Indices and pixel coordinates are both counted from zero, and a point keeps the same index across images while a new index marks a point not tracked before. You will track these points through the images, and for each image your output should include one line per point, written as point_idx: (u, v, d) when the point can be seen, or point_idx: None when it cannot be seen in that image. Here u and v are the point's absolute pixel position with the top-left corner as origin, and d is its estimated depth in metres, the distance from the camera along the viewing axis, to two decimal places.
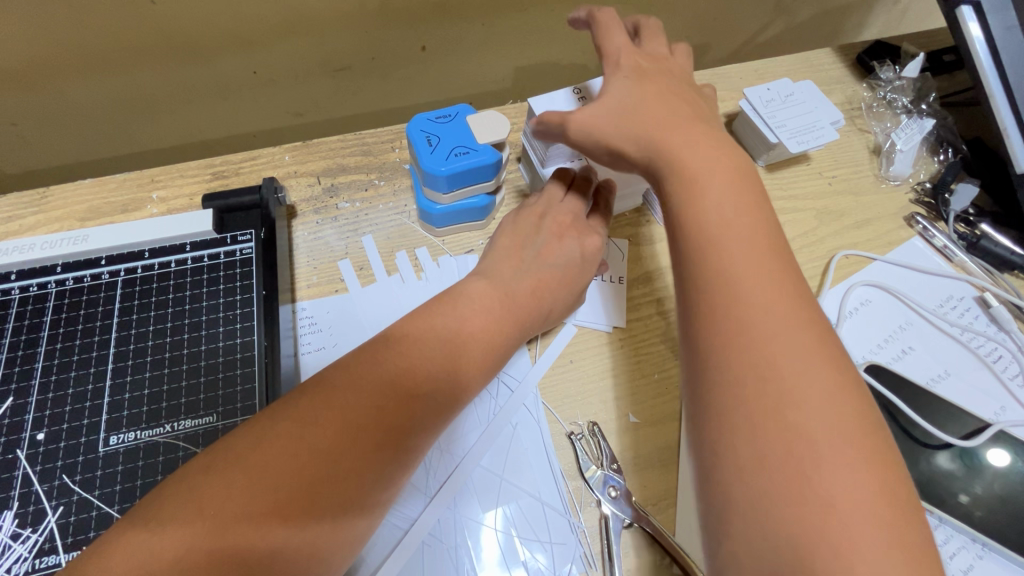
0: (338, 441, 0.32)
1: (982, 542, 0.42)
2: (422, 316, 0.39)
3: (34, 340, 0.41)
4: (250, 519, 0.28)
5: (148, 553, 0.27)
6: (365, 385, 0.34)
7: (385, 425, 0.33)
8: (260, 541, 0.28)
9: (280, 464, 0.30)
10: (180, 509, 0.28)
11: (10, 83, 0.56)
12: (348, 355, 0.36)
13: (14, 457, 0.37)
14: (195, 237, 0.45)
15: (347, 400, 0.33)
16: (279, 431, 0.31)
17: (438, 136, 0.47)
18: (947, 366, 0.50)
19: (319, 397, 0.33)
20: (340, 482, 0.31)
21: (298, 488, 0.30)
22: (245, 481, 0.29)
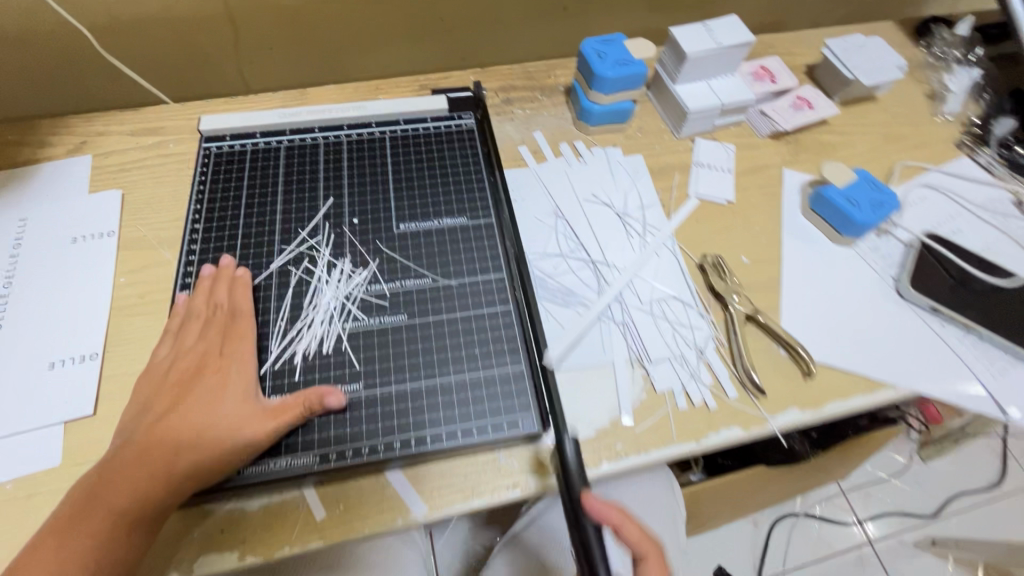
0: (142, 482, 0.39)
1: (1013, 353, 0.56)
2: (245, 374, 0.44)
3: (337, 167, 0.57)
4: (128, 462, 0.40)
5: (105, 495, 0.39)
6: (211, 425, 0.41)
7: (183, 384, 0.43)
8: (139, 473, 0.39)
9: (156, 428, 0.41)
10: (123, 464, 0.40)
11: (269, 15, 0.71)
12: (180, 348, 0.45)
13: (341, 230, 0.53)
14: (434, 113, 0.62)
15: (184, 368, 0.44)
16: (118, 465, 0.40)
17: (606, 52, 0.64)
18: (990, 243, 0.64)
19: (149, 430, 0.41)
20: (158, 434, 0.41)
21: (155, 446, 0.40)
22: (99, 519, 0.38)
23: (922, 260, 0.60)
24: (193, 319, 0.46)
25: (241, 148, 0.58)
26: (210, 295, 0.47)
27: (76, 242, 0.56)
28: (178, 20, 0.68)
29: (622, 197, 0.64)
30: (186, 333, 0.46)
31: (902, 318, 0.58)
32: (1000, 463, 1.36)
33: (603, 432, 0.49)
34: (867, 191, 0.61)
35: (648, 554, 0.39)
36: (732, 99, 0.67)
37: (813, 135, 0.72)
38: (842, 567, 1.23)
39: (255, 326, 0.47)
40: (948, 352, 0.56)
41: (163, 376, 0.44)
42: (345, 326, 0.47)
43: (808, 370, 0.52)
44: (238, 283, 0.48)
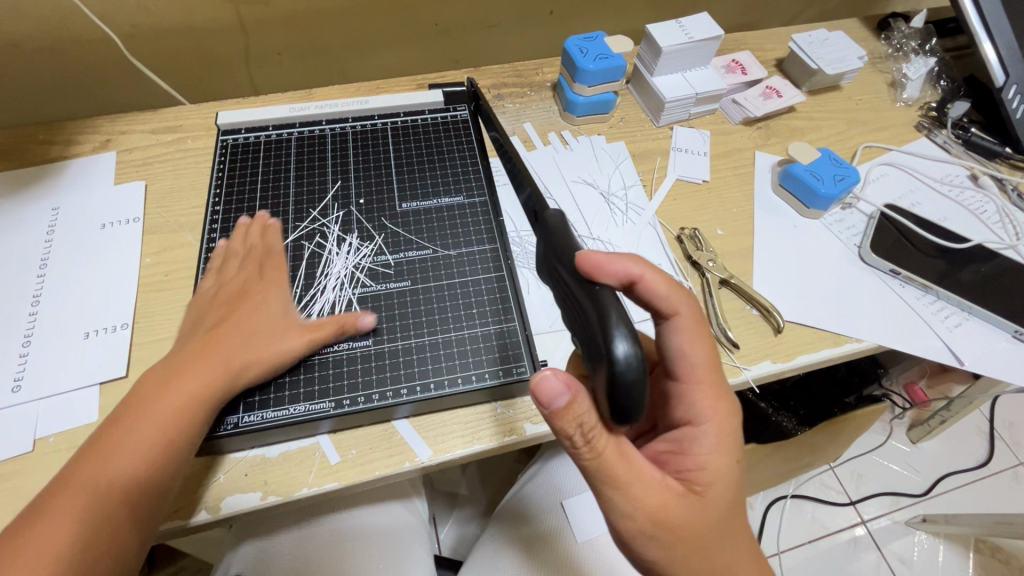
0: (198, 378, 0.44)
1: (966, 309, 0.61)
2: (280, 297, 0.51)
3: (343, 155, 0.63)
4: (179, 370, 0.45)
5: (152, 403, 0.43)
6: (259, 335, 0.47)
7: (229, 307, 0.49)
8: (190, 376, 0.44)
9: (204, 342, 0.47)
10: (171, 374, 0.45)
11: (276, 22, 0.77)
12: (224, 283, 0.52)
13: (349, 209, 0.59)
14: (431, 105, 0.68)
15: (226, 296, 0.50)
16: (177, 367, 0.45)
17: (587, 47, 0.70)
18: (946, 214, 0.69)
19: (196, 343, 0.46)
20: (206, 345, 0.46)
21: (203, 354, 0.46)
22: (148, 421, 0.42)
23: (882, 229, 0.66)
24: (234, 257, 0.53)
25: (256, 140, 0.64)
26: (245, 241, 0.55)
27: (104, 228, 0.61)
28: (193, 28, 0.74)
29: (606, 178, 0.69)
30: (227, 268, 0.53)
31: (864, 281, 0.63)
32: (987, 443, 1.40)
33: None
34: (830, 167, 0.66)
35: (680, 308, 0.39)
36: (705, 89, 0.73)
37: (782, 121, 0.77)
38: (836, 546, 1.27)
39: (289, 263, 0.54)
40: (907, 309, 0.61)
41: (207, 305, 0.50)
42: (355, 291, 0.53)
43: (778, 326, 0.57)
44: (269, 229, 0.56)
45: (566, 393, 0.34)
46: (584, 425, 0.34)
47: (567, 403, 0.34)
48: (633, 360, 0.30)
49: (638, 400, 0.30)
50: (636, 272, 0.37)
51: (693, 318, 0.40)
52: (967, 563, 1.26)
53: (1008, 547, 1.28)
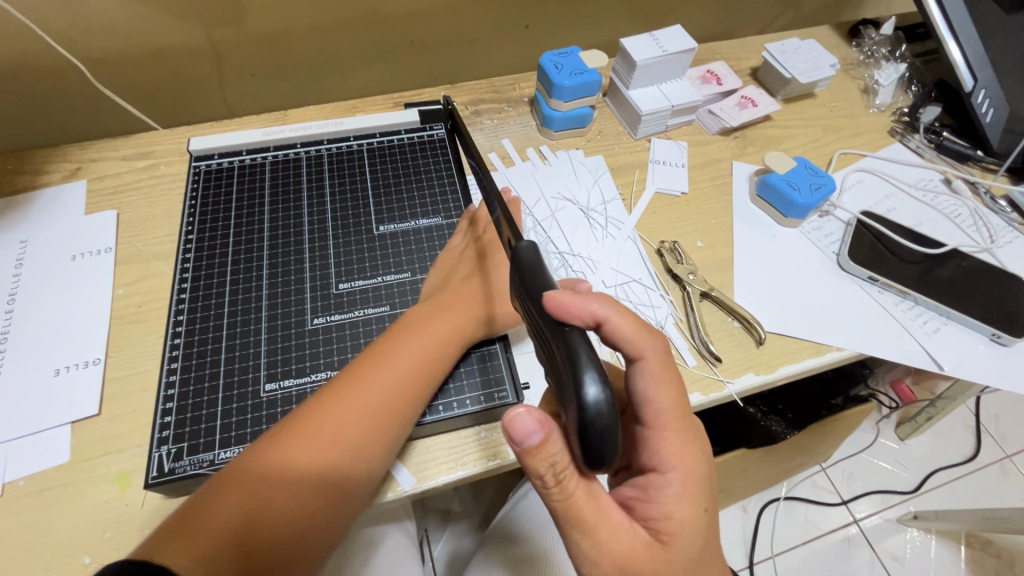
0: (429, 349, 0.48)
1: (944, 314, 0.61)
2: (504, 279, 0.55)
3: (320, 178, 0.62)
4: (416, 340, 0.48)
5: (386, 378, 0.46)
6: (501, 305, 0.53)
7: (461, 280, 0.54)
8: (430, 348, 0.48)
9: (421, 320, 0.50)
10: (392, 347, 0.48)
11: (250, 44, 0.76)
12: (467, 257, 0.56)
13: (326, 233, 0.58)
14: (408, 125, 0.67)
15: (470, 274, 0.54)
16: (392, 341, 0.48)
17: (561, 63, 0.70)
18: (921, 219, 0.70)
19: (408, 325, 0.49)
20: (430, 319, 0.50)
21: (436, 328, 0.49)
22: (363, 415, 0.44)
23: (859, 236, 0.66)
24: (466, 231, 0.58)
25: (229, 165, 0.63)
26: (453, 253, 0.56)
27: (76, 259, 0.60)
28: (165, 53, 0.73)
29: (585, 193, 0.69)
30: (456, 240, 0.57)
31: (843, 289, 0.63)
32: (975, 438, 1.41)
33: None
34: (805, 176, 0.67)
35: (645, 353, 0.38)
36: (681, 101, 0.73)
37: (758, 130, 0.78)
38: (830, 547, 1.27)
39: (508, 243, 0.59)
40: (886, 316, 0.61)
41: (444, 270, 0.55)
42: (332, 319, 0.52)
43: (760, 338, 0.57)
44: (487, 224, 0.58)
45: (540, 432, 0.34)
46: (555, 466, 0.34)
47: (540, 442, 0.34)
48: (604, 404, 0.30)
49: (610, 445, 0.30)
50: (604, 315, 0.35)
51: (659, 362, 0.39)
52: (959, 558, 1.27)
53: (998, 541, 1.30)
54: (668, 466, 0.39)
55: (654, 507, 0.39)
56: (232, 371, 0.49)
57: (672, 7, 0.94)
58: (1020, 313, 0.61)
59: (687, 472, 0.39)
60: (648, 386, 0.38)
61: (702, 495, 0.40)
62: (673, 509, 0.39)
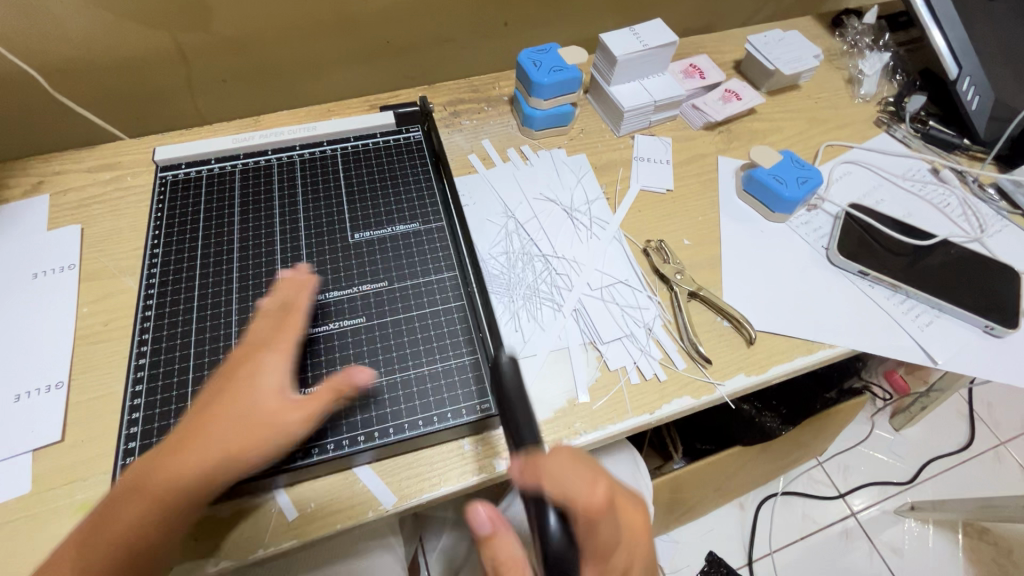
0: (173, 483, 0.39)
1: (936, 307, 0.60)
2: (261, 385, 0.41)
3: (292, 186, 0.60)
4: (152, 475, 0.39)
5: (124, 518, 0.38)
6: (235, 421, 0.40)
7: (232, 389, 0.41)
8: (167, 482, 0.39)
9: (179, 443, 0.40)
10: (143, 480, 0.39)
11: (218, 49, 0.74)
12: (252, 350, 0.44)
13: (299, 243, 0.56)
14: (383, 127, 0.65)
15: (244, 375, 0.42)
16: (152, 467, 0.39)
17: (540, 60, 0.68)
18: (910, 210, 0.69)
19: (155, 457, 0.40)
20: (177, 446, 0.40)
21: (180, 461, 0.39)
22: (180, 460, 0.39)
23: (848, 229, 0.65)
24: (260, 316, 0.46)
25: (197, 175, 0.61)
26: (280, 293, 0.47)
27: (37, 277, 0.58)
28: (129, 59, 0.71)
29: (568, 193, 0.67)
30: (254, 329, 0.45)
31: (834, 284, 0.62)
32: (968, 426, 1.41)
33: (562, 413, 0.51)
34: (792, 170, 0.66)
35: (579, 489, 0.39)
36: (664, 96, 0.72)
37: (743, 123, 0.77)
38: (828, 541, 1.26)
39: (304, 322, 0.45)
40: (878, 311, 0.60)
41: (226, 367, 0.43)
42: (306, 333, 0.50)
43: (750, 338, 0.56)
44: (292, 301, 0.46)
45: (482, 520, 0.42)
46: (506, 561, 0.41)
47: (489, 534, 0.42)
48: (560, 534, 0.38)
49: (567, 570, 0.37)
50: (529, 481, 0.38)
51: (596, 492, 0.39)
52: (956, 548, 1.27)
53: (994, 528, 1.30)
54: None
55: None
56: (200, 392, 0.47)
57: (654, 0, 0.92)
58: (1011, 303, 0.60)
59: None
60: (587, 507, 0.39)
61: None
62: None
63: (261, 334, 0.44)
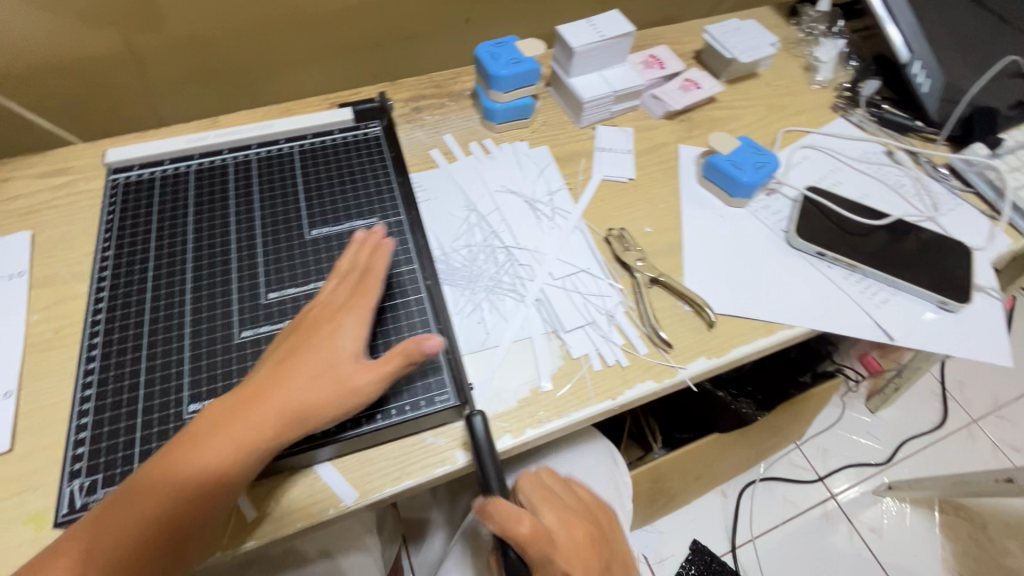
0: (251, 427, 0.40)
1: (892, 285, 0.61)
2: (342, 338, 0.44)
3: (248, 185, 0.59)
4: (229, 417, 0.40)
5: (196, 459, 0.39)
6: (322, 372, 0.42)
7: (310, 338, 0.45)
8: (244, 424, 0.40)
9: (257, 389, 0.42)
10: (216, 423, 0.40)
11: (173, 50, 0.73)
12: (325, 304, 0.47)
13: (255, 242, 0.55)
14: (341, 124, 0.65)
15: (324, 326, 0.45)
16: (226, 412, 0.41)
17: (498, 53, 0.68)
18: (867, 191, 0.70)
19: (228, 402, 0.41)
20: (259, 389, 0.41)
21: (259, 404, 0.41)
22: (239, 422, 0.40)
23: (806, 212, 0.66)
24: (335, 273, 0.49)
25: (150, 176, 0.60)
26: (353, 256, 0.50)
27: None
28: (80, 62, 0.69)
29: (531, 185, 0.68)
30: (324, 287, 0.49)
31: (793, 266, 0.63)
32: (941, 405, 1.44)
33: (525, 401, 0.51)
34: (749, 155, 0.66)
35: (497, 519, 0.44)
36: (623, 86, 0.72)
37: (703, 112, 0.77)
38: (809, 524, 1.28)
39: (381, 285, 0.49)
40: (836, 290, 0.61)
41: (303, 320, 0.46)
42: (261, 331, 0.49)
43: (710, 321, 0.57)
44: (365, 261, 0.50)
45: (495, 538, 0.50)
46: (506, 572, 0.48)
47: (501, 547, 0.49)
48: None
49: None
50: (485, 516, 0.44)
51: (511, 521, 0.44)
52: (933, 525, 1.29)
53: (969, 504, 1.32)
54: None
55: None
56: (152, 394, 0.46)
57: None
58: (963, 279, 0.61)
59: None
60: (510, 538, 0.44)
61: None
62: None
63: (342, 289, 0.48)
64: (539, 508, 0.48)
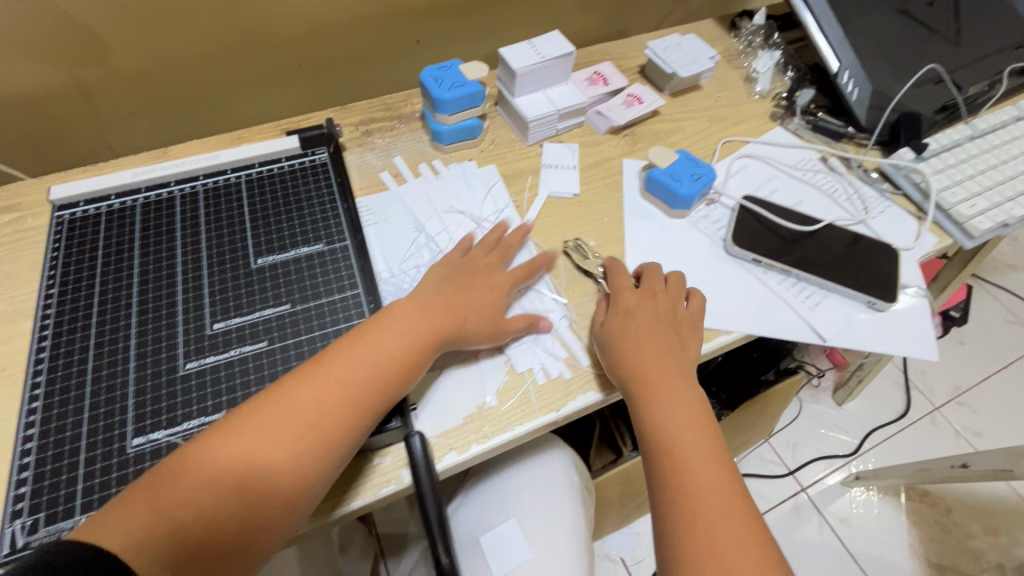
0: (412, 337, 0.50)
1: (824, 287, 0.64)
2: (492, 288, 0.57)
3: (195, 216, 0.60)
4: (399, 323, 0.51)
5: (370, 357, 0.48)
6: (471, 310, 0.54)
7: (453, 281, 0.56)
8: (414, 335, 0.50)
9: (415, 311, 0.52)
10: (387, 326, 0.50)
11: (122, 82, 0.73)
12: (462, 259, 0.59)
13: (201, 272, 0.56)
14: (288, 152, 0.66)
15: (468, 278, 0.57)
16: (383, 322, 0.51)
17: (441, 77, 0.70)
18: (802, 198, 0.73)
19: (388, 317, 0.51)
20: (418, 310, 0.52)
21: (418, 324, 0.51)
22: (346, 371, 0.47)
23: (743, 220, 0.68)
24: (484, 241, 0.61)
25: (96, 212, 0.60)
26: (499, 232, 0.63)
27: None
28: (26, 96, 0.70)
29: (483, 206, 0.69)
30: (470, 248, 0.60)
31: (731, 273, 0.65)
32: (905, 395, 1.49)
33: (471, 418, 0.53)
34: (687, 168, 0.69)
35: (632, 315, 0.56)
36: (566, 104, 0.74)
37: (646, 125, 0.80)
38: (780, 517, 1.31)
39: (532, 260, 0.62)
40: (772, 295, 0.64)
41: (448, 269, 0.58)
42: (206, 361, 0.50)
43: None
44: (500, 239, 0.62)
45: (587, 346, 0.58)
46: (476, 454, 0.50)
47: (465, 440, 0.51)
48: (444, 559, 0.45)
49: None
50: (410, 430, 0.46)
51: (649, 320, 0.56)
52: (900, 512, 1.33)
53: (934, 490, 1.36)
54: (687, 401, 0.52)
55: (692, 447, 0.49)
56: (96, 430, 0.47)
57: (562, 12, 0.95)
58: (890, 279, 0.64)
59: (700, 422, 0.51)
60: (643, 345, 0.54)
61: (701, 433, 0.50)
62: (687, 442, 0.49)
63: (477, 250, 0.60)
64: (632, 312, 0.57)
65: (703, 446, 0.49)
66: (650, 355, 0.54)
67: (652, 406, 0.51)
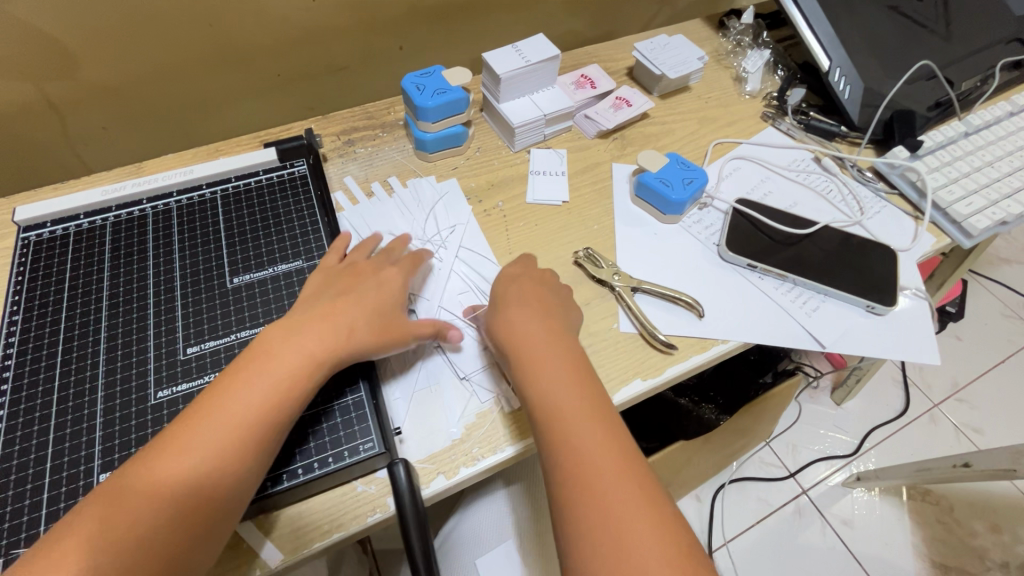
0: (306, 346, 0.46)
1: (821, 292, 0.62)
2: (385, 291, 0.52)
3: (168, 234, 0.58)
4: (286, 334, 0.46)
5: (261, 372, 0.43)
6: (364, 315, 0.49)
7: (342, 288, 0.51)
8: (301, 343, 0.46)
9: (303, 320, 0.48)
10: (275, 337, 0.46)
11: (92, 96, 0.71)
12: (355, 266, 0.54)
13: (174, 294, 0.54)
14: (265, 165, 0.63)
15: (362, 285, 0.52)
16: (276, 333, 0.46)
17: (423, 84, 0.68)
18: (796, 199, 0.72)
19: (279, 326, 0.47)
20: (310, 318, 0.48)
21: (312, 332, 0.47)
22: (241, 388, 0.42)
23: (737, 224, 0.67)
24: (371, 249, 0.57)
25: (64, 232, 0.58)
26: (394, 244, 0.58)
27: None
28: None
29: (445, 219, 0.66)
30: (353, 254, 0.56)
31: (726, 279, 0.63)
32: (904, 392, 1.47)
33: (459, 440, 0.51)
34: (678, 172, 0.67)
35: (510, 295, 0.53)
36: (552, 109, 0.72)
37: (636, 129, 0.78)
38: (780, 521, 1.29)
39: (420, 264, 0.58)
40: (768, 301, 0.62)
41: (332, 277, 0.52)
42: (178, 389, 0.48)
43: (657, 344, 0.57)
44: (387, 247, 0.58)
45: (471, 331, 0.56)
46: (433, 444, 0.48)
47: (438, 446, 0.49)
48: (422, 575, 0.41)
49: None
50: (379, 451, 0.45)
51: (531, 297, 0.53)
52: (902, 512, 1.32)
53: (936, 489, 1.35)
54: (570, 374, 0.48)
55: (579, 423, 0.45)
56: (60, 466, 0.44)
57: (548, 14, 0.93)
58: (888, 282, 0.62)
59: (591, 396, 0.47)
60: (523, 322, 0.51)
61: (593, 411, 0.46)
62: (574, 417, 0.45)
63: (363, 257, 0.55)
64: (512, 291, 0.54)
65: (593, 419, 0.45)
66: (535, 333, 0.50)
67: (534, 379, 0.47)
